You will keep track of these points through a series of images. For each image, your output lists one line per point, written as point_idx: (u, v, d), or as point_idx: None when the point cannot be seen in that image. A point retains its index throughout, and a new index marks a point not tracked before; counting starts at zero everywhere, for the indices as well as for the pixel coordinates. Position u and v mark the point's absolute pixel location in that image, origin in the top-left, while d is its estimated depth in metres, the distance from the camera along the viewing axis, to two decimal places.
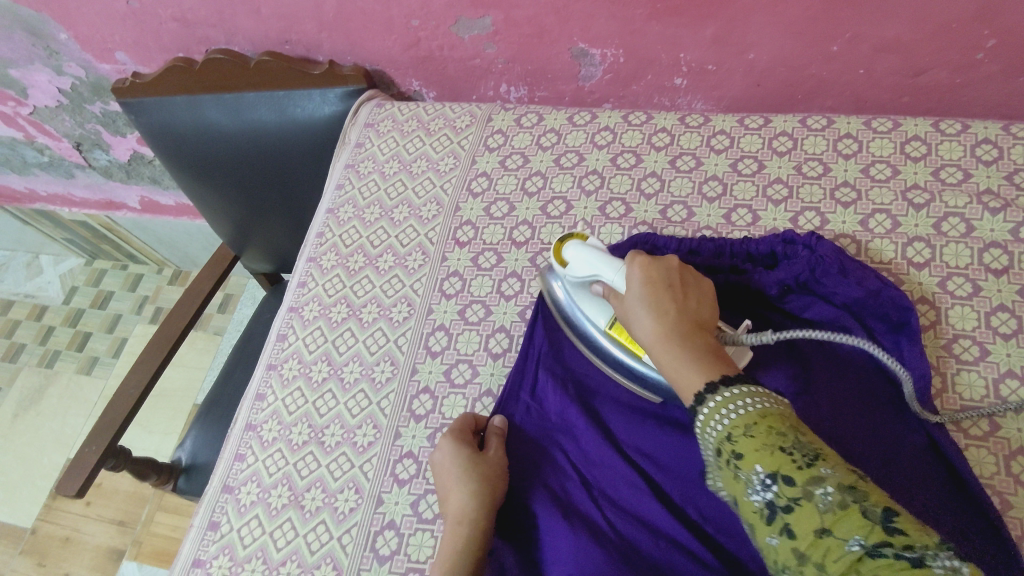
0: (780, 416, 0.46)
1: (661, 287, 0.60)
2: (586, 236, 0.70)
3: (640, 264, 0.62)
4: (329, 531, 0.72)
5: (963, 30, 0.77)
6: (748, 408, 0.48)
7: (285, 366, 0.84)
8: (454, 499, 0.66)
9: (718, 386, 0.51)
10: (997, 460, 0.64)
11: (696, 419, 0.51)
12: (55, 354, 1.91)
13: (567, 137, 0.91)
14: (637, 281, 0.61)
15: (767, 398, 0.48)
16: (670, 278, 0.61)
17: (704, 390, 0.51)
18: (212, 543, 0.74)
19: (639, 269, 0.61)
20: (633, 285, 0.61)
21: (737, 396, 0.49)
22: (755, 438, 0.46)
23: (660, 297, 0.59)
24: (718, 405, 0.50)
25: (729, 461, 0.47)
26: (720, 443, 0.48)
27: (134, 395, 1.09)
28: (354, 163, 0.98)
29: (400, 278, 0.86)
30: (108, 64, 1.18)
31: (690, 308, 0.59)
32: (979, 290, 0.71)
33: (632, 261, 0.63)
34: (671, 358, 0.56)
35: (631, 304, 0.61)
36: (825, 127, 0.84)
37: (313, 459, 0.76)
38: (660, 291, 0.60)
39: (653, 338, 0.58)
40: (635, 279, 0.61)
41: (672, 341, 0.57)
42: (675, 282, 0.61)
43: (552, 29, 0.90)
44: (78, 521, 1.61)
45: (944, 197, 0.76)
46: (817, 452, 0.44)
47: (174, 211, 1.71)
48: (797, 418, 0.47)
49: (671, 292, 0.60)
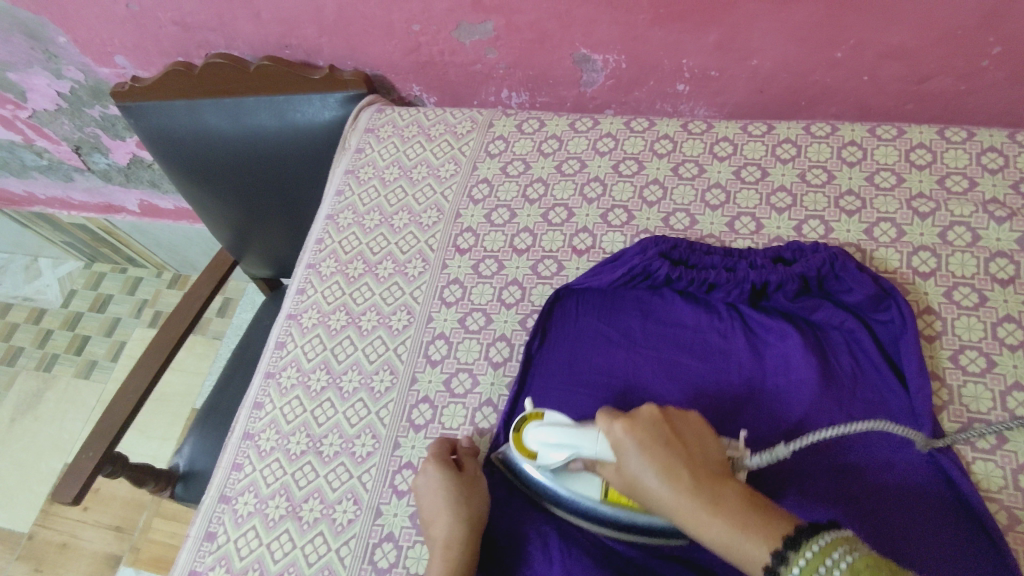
0: (877, 568, 0.45)
1: (658, 448, 0.57)
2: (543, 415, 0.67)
3: (622, 427, 0.58)
4: (327, 543, 0.71)
5: (969, 37, 0.76)
6: (843, 566, 0.45)
7: (283, 374, 0.83)
8: (441, 525, 0.65)
9: (796, 550, 0.48)
10: (1005, 474, 0.63)
11: None
12: (53, 358, 1.90)
13: (569, 144, 0.90)
14: (633, 448, 0.57)
15: (854, 545, 0.47)
16: (661, 436, 0.58)
17: (781, 559, 0.48)
18: (208, 554, 0.73)
19: (626, 432, 0.58)
20: (629, 453, 0.58)
21: (824, 553, 0.47)
22: None
23: (665, 461, 0.56)
24: (810, 564, 0.47)
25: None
26: None
27: (132, 401, 1.08)
28: (355, 168, 0.97)
29: (400, 285, 0.85)
30: (107, 67, 1.17)
31: (695, 462, 0.56)
32: (986, 300, 0.70)
33: (613, 424, 0.59)
34: (712, 529, 0.52)
35: (637, 473, 0.57)
36: (829, 134, 0.83)
37: (311, 469, 0.75)
38: (662, 454, 0.56)
39: (679, 509, 0.54)
40: (627, 446, 0.58)
41: (705, 510, 0.53)
42: (664, 437, 0.57)
43: (554, 35, 0.89)
44: (75, 527, 1.60)
45: (950, 205, 0.75)
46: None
47: (173, 215, 1.71)
48: (888, 561, 0.46)
49: (671, 451, 0.57)
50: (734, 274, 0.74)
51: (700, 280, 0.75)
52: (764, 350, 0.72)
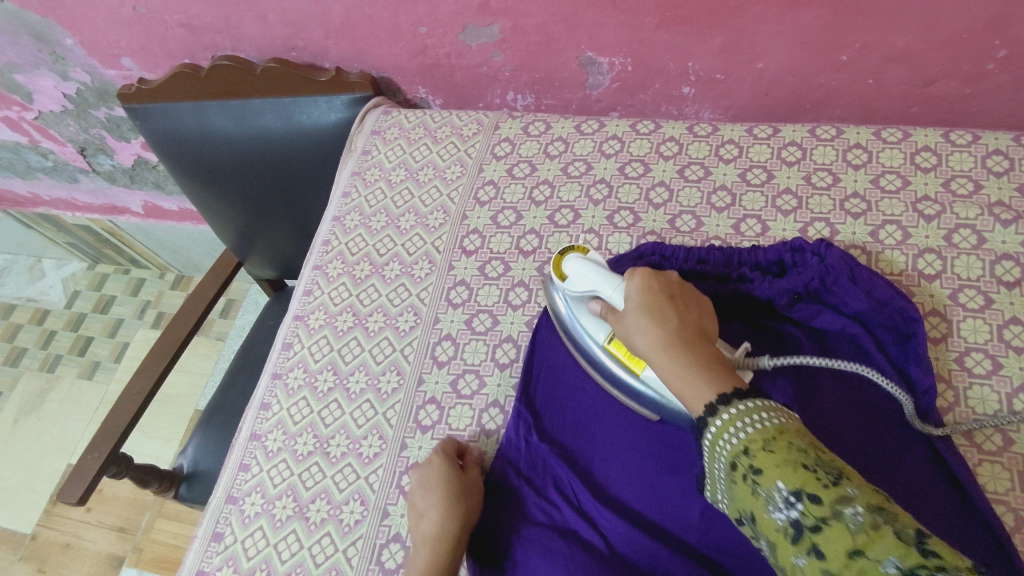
0: (798, 433, 0.45)
1: (659, 302, 0.58)
2: (586, 249, 0.69)
3: (641, 276, 0.61)
4: (334, 543, 0.71)
5: (974, 40, 0.77)
6: (765, 423, 0.46)
7: (290, 375, 0.83)
8: (431, 520, 0.66)
9: (731, 400, 0.49)
10: (1011, 475, 0.63)
11: (708, 435, 0.49)
12: (57, 359, 1.90)
13: (575, 146, 0.91)
14: (638, 295, 0.59)
15: (781, 412, 0.47)
16: (667, 293, 0.59)
17: (716, 404, 0.49)
18: (216, 554, 0.74)
19: (638, 285, 0.60)
20: (634, 297, 0.60)
21: (754, 411, 0.47)
22: (774, 452, 0.44)
23: (660, 309, 0.57)
24: (735, 417, 0.48)
25: (746, 476, 0.45)
26: (736, 458, 0.46)
27: (138, 401, 1.09)
28: (361, 170, 0.98)
29: (406, 286, 0.86)
30: (114, 69, 1.18)
31: (690, 319, 0.58)
32: (991, 303, 0.70)
33: (632, 277, 0.61)
34: (675, 370, 0.54)
35: (631, 318, 0.59)
36: (834, 137, 0.83)
37: (318, 469, 0.75)
38: (660, 304, 0.58)
39: (656, 352, 0.56)
40: (635, 294, 0.60)
41: (676, 349, 0.55)
42: (673, 293, 0.59)
43: (560, 38, 0.90)
44: (79, 527, 1.60)
45: (955, 208, 0.76)
46: (841, 471, 0.42)
47: (177, 216, 1.71)
48: (815, 436, 0.46)
49: (670, 303, 0.58)
50: (738, 286, 0.75)
51: (702, 294, 0.76)
52: (769, 352, 0.72)
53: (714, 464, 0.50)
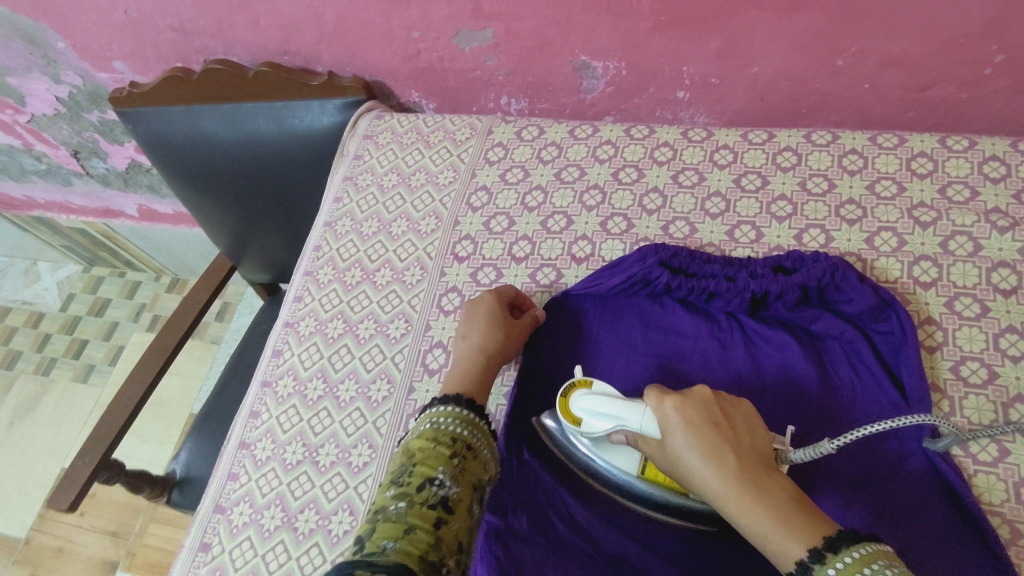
0: None
1: (706, 432, 0.57)
2: (590, 385, 0.68)
3: (673, 406, 0.59)
4: (322, 554, 0.70)
5: (971, 45, 0.76)
6: None
7: (280, 383, 0.82)
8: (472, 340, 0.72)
9: (832, 553, 0.49)
10: (1007, 487, 0.62)
11: None
12: (52, 362, 1.89)
13: (569, 151, 0.90)
14: (680, 428, 0.58)
15: (886, 561, 0.48)
16: (711, 418, 0.58)
17: (815, 559, 0.49)
18: (202, 565, 0.73)
19: (677, 412, 0.58)
20: (677, 430, 0.58)
21: (863, 564, 0.48)
22: None
23: (711, 445, 0.56)
24: (854, 566, 0.48)
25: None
26: None
27: (129, 406, 1.08)
28: (353, 175, 0.97)
29: (397, 293, 0.85)
30: (106, 72, 1.17)
31: (743, 449, 0.57)
32: (987, 311, 0.70)
33: (663, 402, 0.60)
34: (751, 521, 0.53)
35: (681, 455, 0.58)
36: (829, 142, 0.83)
37: (307, 479, 0.75)
38: (709, 437, 0.57)
39: (722, 492, 0.55)
40: (675, 424, 0.58)
41: (743, 493, 0.54)
42: (717, 422, 0.58)
43: (554, 42, 0.89)
44: (72, 532, 1.59)
45: (951, 214, 0.75)
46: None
47: (172, 219, 1.70)
48: None
49: (718, 434, 0.57)
50: (734, 283, 0.73)
51: (700, 289, 0.74)
52: (762, 360, 0.71)
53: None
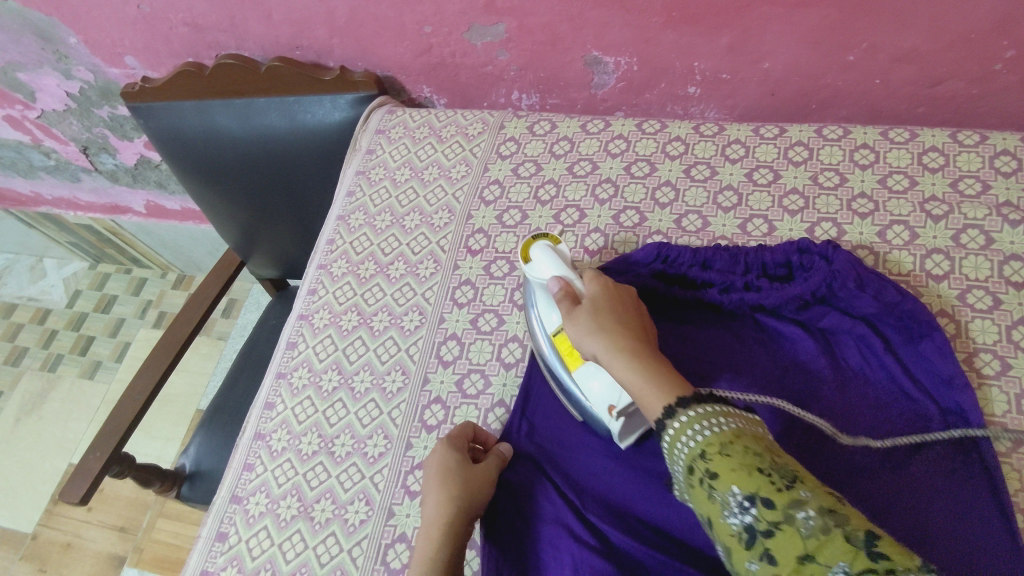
0: (753, 439, 0.47)
1: (612, 310, 0.61)
2: (558, 241, 0.69)
3: (601, 283, 0.63)
4: (339, 543, 0.70)
5: (982, 40, 0.76)
6: (721, 428, 0.48)
7: (294, 375, 0.83)
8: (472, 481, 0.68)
9: (687, 404, 0.51)
10: (1022, 476, 0.62)
11: (665, 436, 0.51)
12: (58, 358, 1.90)
13: (581, 145, 0.90)
14: (592, 300, 0.62)
15: (739, 419, 0.49)
16: (624, 306, 0.63)
17: (674, 407, 0.51)
18: (220, 554, 0.73)
19: (599, 289, 0.63)
20: (593, 298, 0.62)
21: (708, 416, 0.49)
22: (730, 458, 0.46)
23: (614, 318, 0.60)
24: (690, 421, 0.49)
25: (704, 480, 0.47)
26: (693, 461, 0.48)
27: (141, 399, 1.08)
28: (366, 170, 0.98)
29: (411, 286, 0.85)
30: (117, 68, 1.18)
31: (633, 323, 0.61)
32: (1000, 303, 0.70)
33: (590, 280, 0.64)
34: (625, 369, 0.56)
35: (585, 317, 0.61)
36: (841, 137, 0.83)
37: (323, 469, 0.75)
38: (612, 315, 0.61)
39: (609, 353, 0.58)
40: (592, 294, 0.63)
41: (614, 349, 0.58)
42: (621, 305, 0.62)
43: (565, 37, 0.89)
44: (79, 527, 1.59)
45: (963, 208, 0.75)
46: (796, 474, 0.44)
47: (180, 216, 1.71)
48: (768, 442, 0.48)
49: (625, 316, 0.61)
50: (730, 295, 0.74)
51: (700, 301, 0.75)
52: (775, 355, 0.71)
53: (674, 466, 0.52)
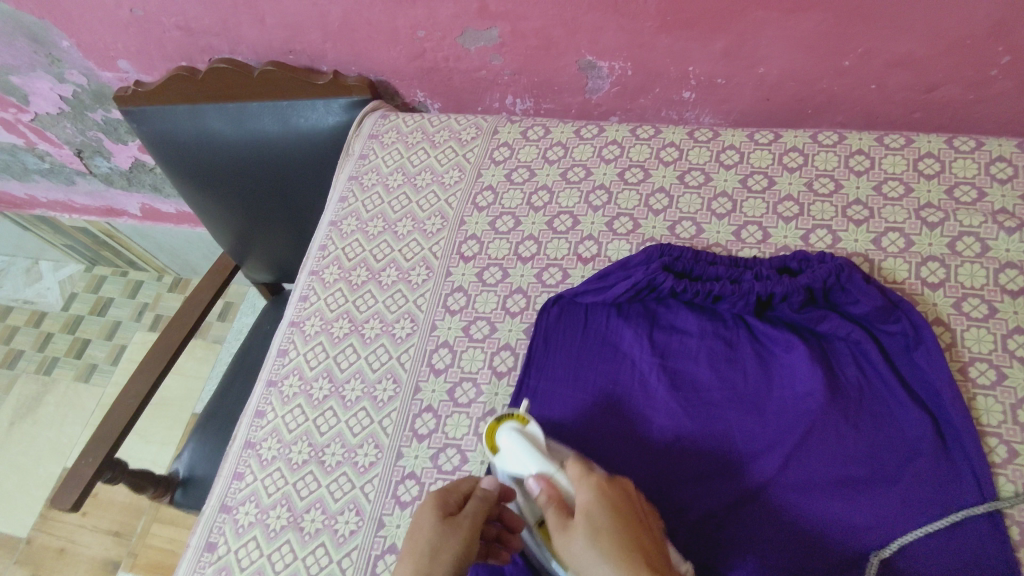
0: None
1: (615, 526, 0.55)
2: (526, 420, 0.65)
3: (591, 483, 0.58)
4: (328, 554, 0.70)
5: (977, 46, 0.76)
6: None
7: (285, 382, 0.82)
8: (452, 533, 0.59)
9: None
10: (1016, 488, 0.62)
11: None
12: (53, 361, 1.89)
13: (575, 151, 0.90)
14: (588, 507, 0.56)
15: None
16: (626, 510, 0.57)
17: None
18: (208, 565, 0.73)
19: (593, 497, 0.57)
20: (590, 514, 0.56)
21: None
22: None
23: (618, 538, 0.54)
24: None
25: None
26: None
27: (133, 405, 1.07)
28: (358, 175, 0.97)
29: (403, 293, 0.85)
30: (110, 71, 1.17)
31: (642, 540, 0.55)
32: (995, 312, 0.70)
33: (584, 479, 0.58)
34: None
35: (582, 544, 0.55)
36: (836, 143, 0.82)
37: (313, 478, 0.74)
38: (616, 527, 0.55)
39: None
40: (587, 505, 0.56)
41: (627, 568, 0.53)
42: (624, 514, 0.56)
43: (559, 42, 0.89)
44: (73, 532, 1.59)
45: (958, 215, 0.75)
46: None
47: (175, 219, 1.70)
48: None
49: (629, 526, 0.55)
50: (739, 286, 0.73)
51: (704, 292, 0.74)
52: (770, 361, 0.71)
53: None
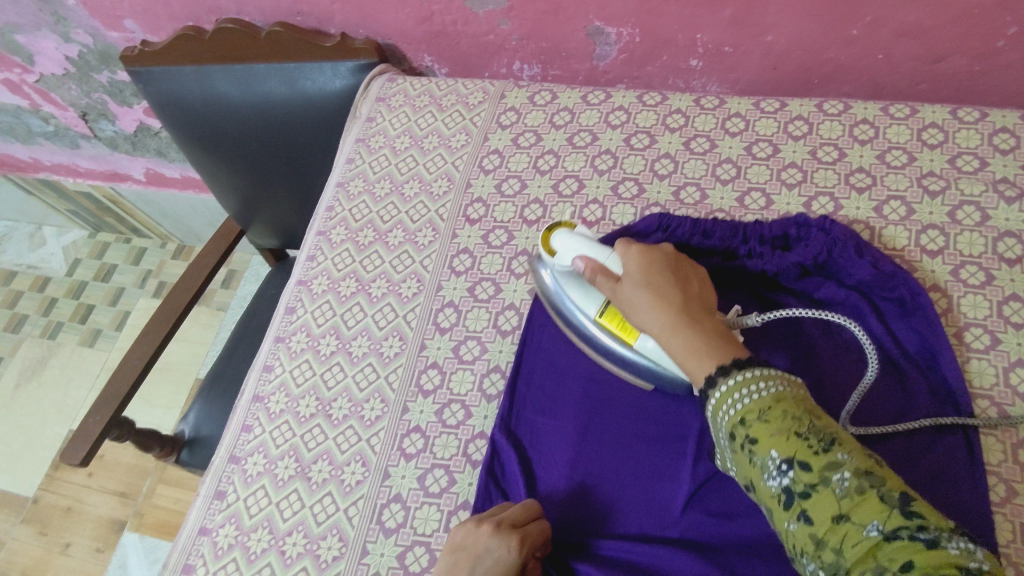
0: (794, 402, 0.50)
1: (661, 277, 0.62)
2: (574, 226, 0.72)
3: (637, 249, 0.64)
4: (335, 503, 0.72)
5: (986, 15, 0.76)
6: (763, 394, 0.51)
7: (292, 339, 0.84)
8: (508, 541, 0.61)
9: (730, 370, 0.54)
10: (1005, 447, 0.63)
11: (709, 404, 0.55)
12: (58, 325, 1.91)
13: (581, 116, 0.90)
14: (635, 274, 0.63)
15: (781, 380, 0.52)
16: (669, 263, 0.64)
17: (716, 375, 0.55)
18: (218, 512, 0.75)
19: (638, 262, 0.63)
20: (632, 274, 0.63)
21: (752, 381, 0.52)
22: (770, 422, 0.49)
23: (662, 287, 0.62)
24: (730, 391, 0.53)
25: (745, 445, 0.50)
26: (734, 428, 0.52)
27: (140, 364, 1.09)
28: (365, 137, 0.97)
29: (409, 253, 0.86)
30: (116, 31, 1.17)
31: (690, 292, 0.63)
32: (992, 279, 0.71)
33: (631, 250, 0.64)
34: (674, 341, 0.59)
35: (631, 289, 0.63)
36: (841, 112, 0.83)
37: (320, 431, 0.76)
38: (661, 276, 0.63)
39: (659, 325, 0.61)
40: (632, 270, 0.63)
41: (659, 305, 0.61)
42: (669, 266, 0.64)
43: (568, 7, 0.89)
44: (80, 492, 1.61)
45: (960, 184, 0.76)
46: (833, 437, 0.47)
47: (179, 184, 1.70)
48: (810, 403, 0.51)
49: (671, 279, 0.63)
50: (731, 263, 0.74)
51: (700, 266, 0.75)
52: (768, 323, 0.72)
53: (718, 433, 0.55)
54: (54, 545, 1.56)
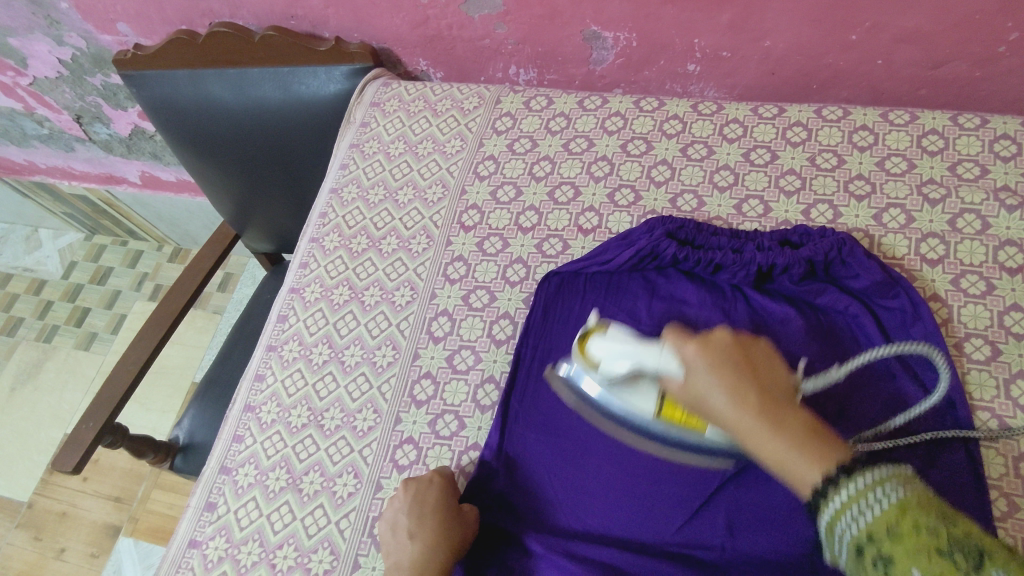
0: (922, 506, 0.39)
1: (726, 366, 0.52)
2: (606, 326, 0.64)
3: (692, 343, 0.54)
4: (327, 515, 0.71)
5: (987, 21, 0.75)
6: (883, 500, 0.40)
7: (285, 348, 0.83)
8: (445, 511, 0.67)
9: (840, 476, 0.43)
10: (1006, 461, 0.62)
11: (819, 514, 0.44)
12: (53, 329, 1.90)
13: (577, 122, 0.89)
14: (697, 364, 0.53)
15: (897, 477, 0.41)
16: (736, 350, 0.53)
17: (824, 486, 0.43)
18: (208, 524, 0.74)
19: (697, 353, 0.53)
20: (695, 366, 0.53)
21: (866, 483, 0.41)
22: (905, 541, 0.38)
23: (732, 376, 0.51)
24: (843, 497, 0.42)
25: (875, 568, 0.40)
26: (857, 545, 0.41)
27: (133, 371, 1.07)
28: (360, 142, 0.96)
29: (403, 261, 0.85)
30: (110, 34, 1.16)
31: (764, 381, 0.51)
32: (993, 288, 0.70)
33: (683, 345, 0.54)
34: (767, 451, 0.48)
35: (698, 383, 0.52)
36: (840, 118, 0.82)
37: (312, 442, 0.75)
38: (726, 367, 0.51)
39: (742, 428, 0.49)
40: (693, 361, 0.53)
41: (736, 397, 0.50)
42: (734, 355, 0.52)
43: (564, 11, 0.88)
44: (75, 497, 1.60)
45: (960, 192, 0.75)
46: (981, 549, 0.37)
47: (175, 187, 1.69)
48: (938, 501, 0.41)
49: (739, 369, 0.51)
50: (741, 255, 0.73)
51: (706, 261, 0.74)
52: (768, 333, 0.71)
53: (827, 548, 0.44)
54: (48, 550, 1.55)
